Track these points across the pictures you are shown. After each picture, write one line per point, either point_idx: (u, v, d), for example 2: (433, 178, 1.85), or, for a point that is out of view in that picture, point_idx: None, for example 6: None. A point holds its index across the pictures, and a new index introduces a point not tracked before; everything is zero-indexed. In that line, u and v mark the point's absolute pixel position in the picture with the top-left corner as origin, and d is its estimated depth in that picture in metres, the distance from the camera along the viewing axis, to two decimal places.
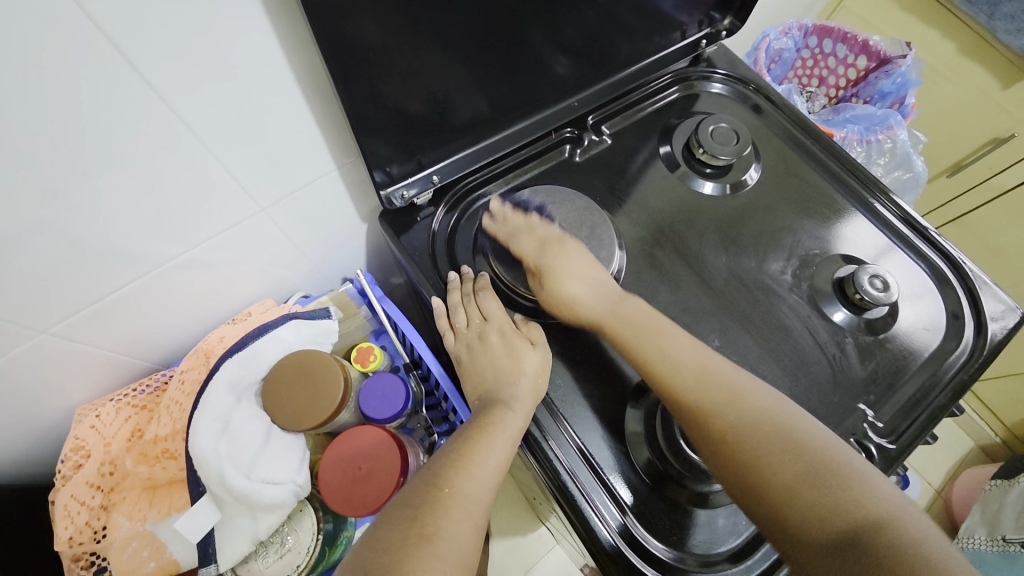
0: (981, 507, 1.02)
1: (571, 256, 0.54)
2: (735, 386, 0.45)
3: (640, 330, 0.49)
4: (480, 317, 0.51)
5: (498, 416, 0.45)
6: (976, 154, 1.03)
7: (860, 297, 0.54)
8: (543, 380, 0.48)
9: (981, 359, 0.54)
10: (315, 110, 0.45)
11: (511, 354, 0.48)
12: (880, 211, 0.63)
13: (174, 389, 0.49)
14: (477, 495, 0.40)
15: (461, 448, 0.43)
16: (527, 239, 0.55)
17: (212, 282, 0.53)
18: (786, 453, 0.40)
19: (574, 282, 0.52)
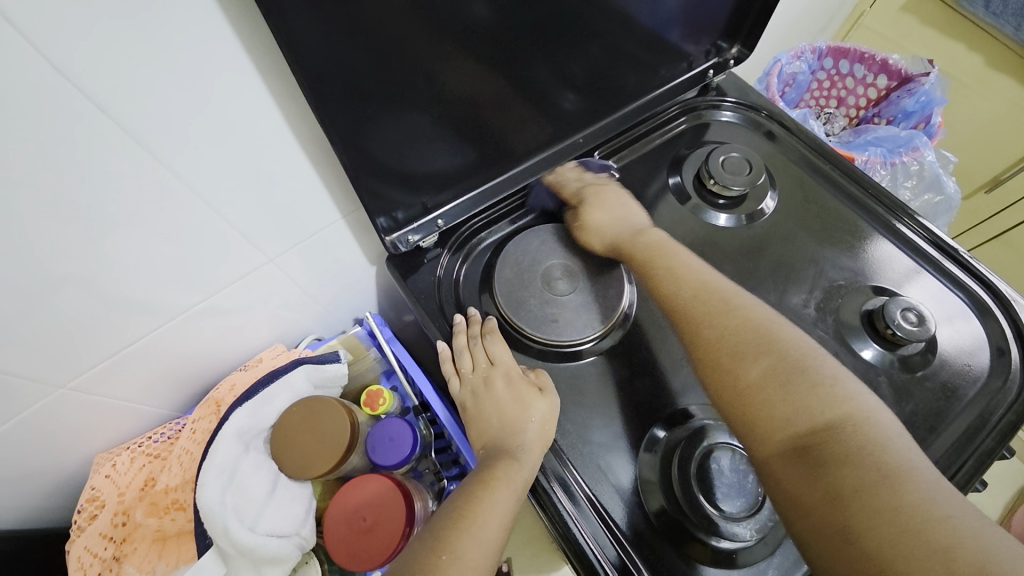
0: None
1: (609, 199, 0.59)
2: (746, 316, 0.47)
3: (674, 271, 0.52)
4: (486, 361, 0.50)
5: (503, 469, 0.43)
6: (1014, 168, 0.97)
7: (892, 332, 0.51)
8: (550, 428, 0.46)
9: None
10: (316, 162, 0.46)
11: (517, 402, 0.47)
12: (909, 236, 0.59)
13: (185, 438, 0.50)
14: (478, 558, 0.39)
15: (464, 505, 0.41)
16: (574, 183, 0.61)
17: (224, 329, 0.54)
18: (768, 357, 0.43)
19: (600, 214, 0.58)
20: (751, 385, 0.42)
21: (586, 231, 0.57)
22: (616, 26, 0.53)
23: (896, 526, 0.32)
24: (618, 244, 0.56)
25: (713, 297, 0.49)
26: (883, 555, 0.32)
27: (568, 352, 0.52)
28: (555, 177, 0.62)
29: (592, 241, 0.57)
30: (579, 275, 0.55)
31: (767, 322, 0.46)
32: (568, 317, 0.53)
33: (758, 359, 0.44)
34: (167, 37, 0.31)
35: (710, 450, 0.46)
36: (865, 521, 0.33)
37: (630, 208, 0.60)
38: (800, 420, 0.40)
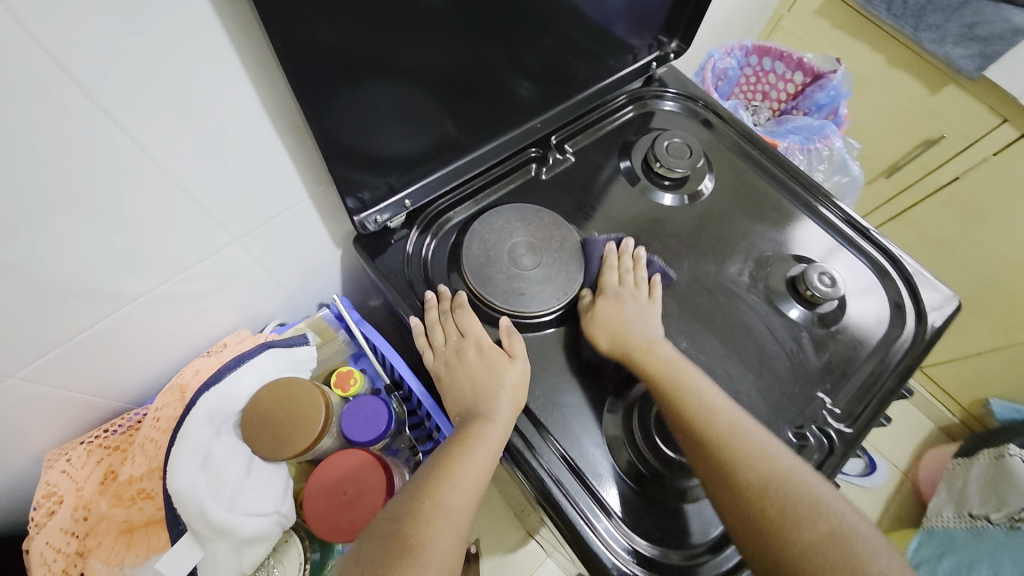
0: (949, 486, 1.19)
1: (631, 302, 0.56)
2: (675, 360, 0.51)
3: (702, 403, 0.47)
4: (457, 334, 0.53)
5: (478, 428, 0.46)
6: (908, 155, 1.12)
7: (810, 293, 0.59)
8: (520, 392, 0.49)
9: (924, 343, 0.58)
10: (283, 138, 0.46)
11: (488, 368, 0.50)
12: (825, 214, 0.68)
13: (147, 427, 0.48)
14: (460, 505, 0.42)
15: (443, 460, 0.44)
16: (616, 276, 0.57)
17: (184, 314, 0.52)
18: (816, 514, 0.40)
19: (619, 313, 0.54)
20: (812, 554, 0.38)
21: (593, 324, 0.54)
22: (568, 18, 0.57)
23: None
24: (621, 345, 0.53)
25: (748, 435, 0.45)
26: None
27: (534, 323, 0.56)
28: (609, 261, 0.59)
29: (598, 336, 0.54)
30: (543, 251, 0.58)
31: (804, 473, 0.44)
32: (533, 289, 0.56)
33: (809, 516, 0.40)
34: (129, 4, 0.31)
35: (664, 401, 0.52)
36: None
37: (651, 319, 0.55)
38: None
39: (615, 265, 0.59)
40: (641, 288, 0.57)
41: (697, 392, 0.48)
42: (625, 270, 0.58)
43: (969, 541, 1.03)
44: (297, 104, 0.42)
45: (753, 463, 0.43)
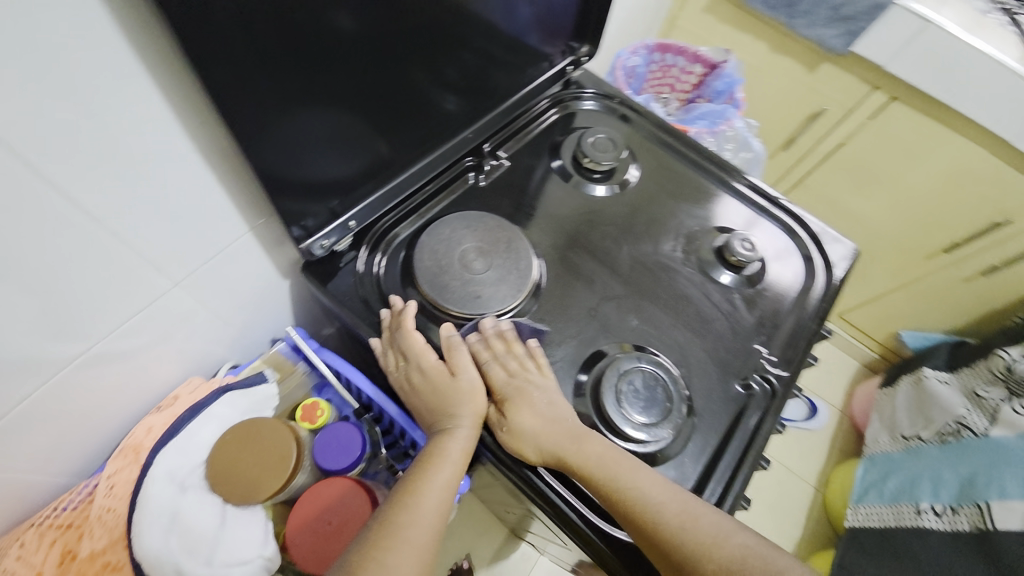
0: (879, 416, 1.35)
1: (534, 394, 0.52)
2: (607, 451, 0.49)
3: (646, 500, 0.46)
4: (404, 355, 0.53)
5: (440, 443, 0.48)
6: (800, 128, 1.26)
7: (736, 259, 0.65)
8: (480, 399, 0.51)
9: (834, 287, 0.67)
10: (218, 173, 0.45)
11: (437, 394, 0.51)
12: (738, 187, 0.75)
13: (101, 496, 0.44)
14: (417, 522, 0.44)
15: (408, 480, 0.47)
16: (500, 369, 0.53)
17: (128, 370, 0.49)
18: None
19: (528, 415, 0.50)
20: None
21: (513, 440, 0.50)
22: (485, 33, 0.60)
23: None
24: (546, 453, 0.49)
25: (699, 521, 0.45)
26: None
27: (493, 323, 0.58)
28: (486, 359, 0.54)
29: (527, 452, 0.49)
30: (491, 253, 0.60)
31: (754, 542, 0.45)
32: (489, 291, 0.58)
33: None
34: (44, 54, 0.30)
35: (625, 373, 0.55)
36: None
37: (554, 402, 0.52)
38: None
39: (495, 354, 0.54)
40: (530, 370, 0.53)
41: (641, 495, 0.46)
42: (504, 357, 0.54)
43: (903, 459, 1.18)
44: (232, 139, 0.42)
45: (708, 552, 0.44)
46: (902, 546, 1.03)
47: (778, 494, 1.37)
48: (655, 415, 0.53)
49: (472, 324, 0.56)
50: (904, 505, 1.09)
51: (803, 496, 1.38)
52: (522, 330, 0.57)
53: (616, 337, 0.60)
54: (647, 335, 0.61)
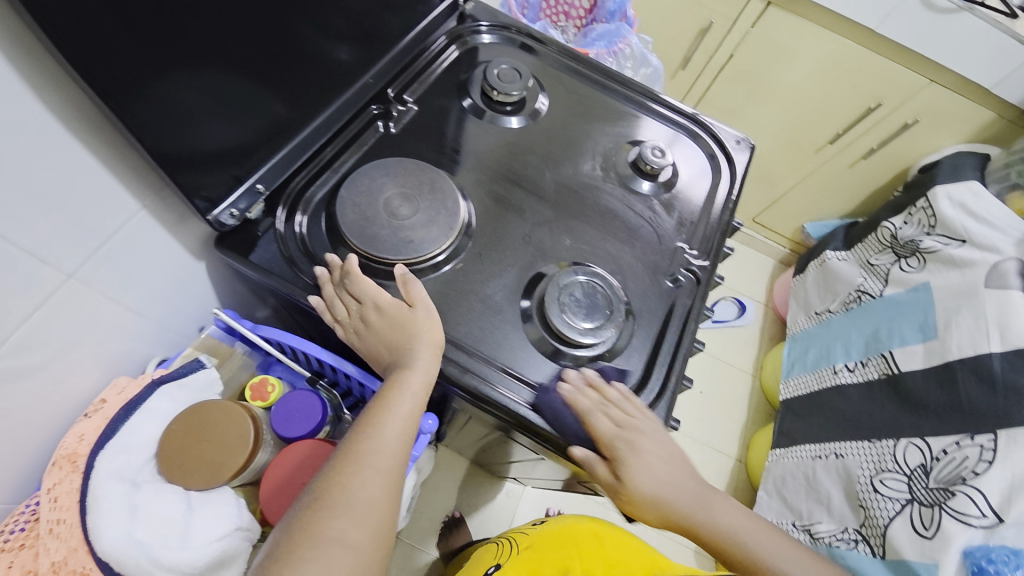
0: (795, 299, 1.51)
1: (645, 443, 0.52)
2: (711, 503, 0.54)
3: (741, 543, 0.53)
4: (356, 302, 0.52)
5: (398, 379, 0.48)
6: (693, 46, 1.31)
7: (650, 167, 0.69)
8: (436, 331, 0.52)
9: (737, 179, 0.74)
10: (97, 151, 0.40)
11: (399, 327, 0.51)
12: (642, 101, 0.78)
13: (45, 511, 0.41)
14: (380, 449, 0.45)
15: (368, 413, 0.47)
16: (603, 420, 0.51)
17: (40, 387, 0.43)
18: None
19: (641, 474, 0.52)
20: None
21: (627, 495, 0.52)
22: None
23: None
24: (663, 511, 0.52)
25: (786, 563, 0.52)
26: None
27: (432, 263, 0.58)
28: (584, 408, 0.52)
29: (635, 505, 0.52)
30: (416, 196, 0.59)
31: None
32: (421, 233, 0.58)
33: None
34: None
35: (565, 287, 0.57)
36: None
37: (660, 446, 0.53)
38: None
39: (595, 403, 0.52)
40: (635, 416, 0.53)
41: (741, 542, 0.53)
42: (609, 406, 0.52)
43: (819, 332, 1.34)
44: (102, 106, 0.37)
45: None
46: (828, 404, 1.19)
47: (723, 388, 1.52)
48: (598, 319, 0.57)
49: (557, 377, 0.55)
50: (824, 370, 1.25)
51: (744, 385, 1.54)
52: (602, 373, 0.56)
53: (553, 258, 0.62)
54: (582, 252, 0.63)
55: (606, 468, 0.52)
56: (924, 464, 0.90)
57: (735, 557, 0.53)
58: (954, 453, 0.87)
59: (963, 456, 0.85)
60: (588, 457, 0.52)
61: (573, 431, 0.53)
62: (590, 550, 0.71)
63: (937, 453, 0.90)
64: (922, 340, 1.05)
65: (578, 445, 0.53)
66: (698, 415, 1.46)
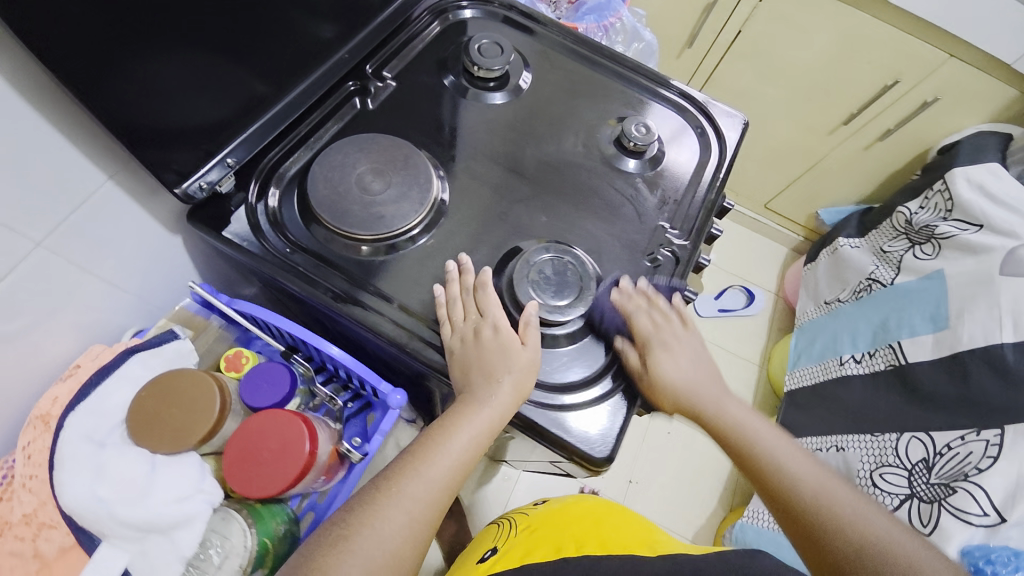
0: (806, 289, 1.45)
1: (677, 347, 0.58)
2: (736, 410, 0.57)
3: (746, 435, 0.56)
4: (476, 312, 0.54)
5: (463, 414, 0.50)
6: (699, 23, 1.26)
7: (633, 144, 0.68)
8: (525, 379, 0.52)
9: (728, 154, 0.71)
10: (58, 123, 0.40)
11: (501, 353, 0.52)
12: (631, 75, 0.76)
13: (19, 467, 0.42)
14: (420, 492, 0.47)
15: (421, 446, 0.50)
16: (646, 319, 0.58)
17: (15, 352, 0.45)
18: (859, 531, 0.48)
19: (668, 365, 0.56)
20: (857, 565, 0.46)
21: (652, 383, 0.55)
22: None
23: None
24: (680, 400, 0.56)
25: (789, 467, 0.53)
26: None
27: (406, 237, 0.58)
28: (630, 308, 0.58)
29: (659, 394, 0.56)
30: (388, 172, 0.59)
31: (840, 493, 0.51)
32: (393, 209, 0.57)
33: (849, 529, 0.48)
34: None
35: (534, 264, 0.56)
36: None
37: (692, 355, 0.59)
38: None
39: (642, 305, 0.58)
40: (672, 323, 0.59)
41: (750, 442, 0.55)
42: (653, 309, 0.59)
43: (826, 322, 1.29)
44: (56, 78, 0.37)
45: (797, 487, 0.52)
46: (831, 396, 1.15)
47: (727, 378, 1.49)
48: (566, 296, 0.56)
49: (611, 283, 0.60)
50: (830, 360, 1.21)
51: (750, 375, 1.50)
52: (655, 286, 0.61)
53: (529, 236, 0.61)
54: (559, 230, 0.62)
55: (638, 358, 0.56)
56: (926, 459, 0.87)
57: (744, 449, 0.55)
58: (959, 447, 0.84)
59: (966, 451, 0.82)
60: (622, 346, 0.56)
61: (620, 317, 0.58)
62: (584, 528, 0.68)
63: (940, 448, 0.86)
64: (933, 331, 1.00)
65: (618, 337, 0.57)
66: None
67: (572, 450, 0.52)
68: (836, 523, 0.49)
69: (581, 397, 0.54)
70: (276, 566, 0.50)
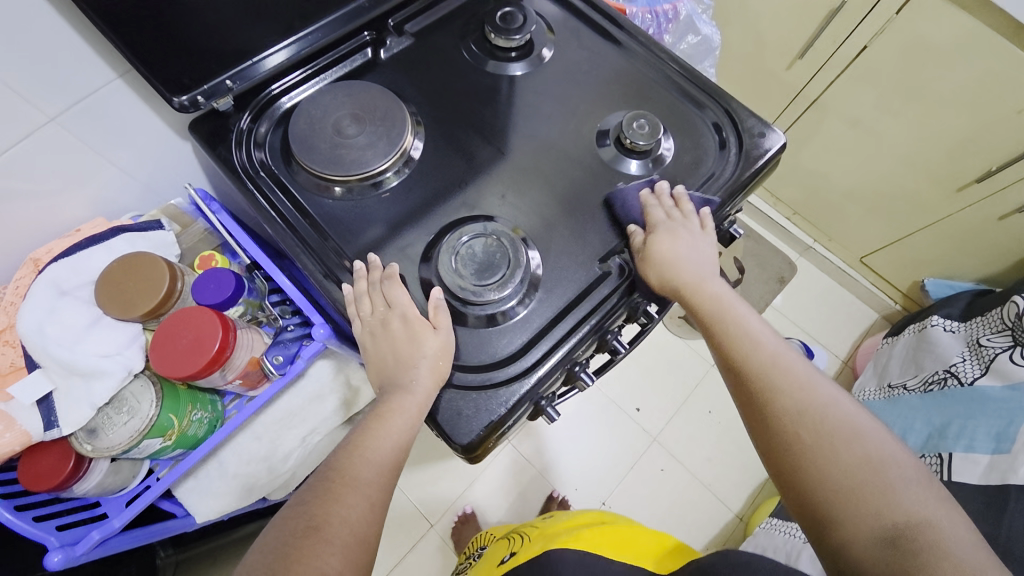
0: (874, 363, 1.22)
1: (683, 235, 0.59)
2: (722, 298, 0.57)
3: (717, 303, 0.56)
4: (384, 304, 0.54)
5: (396, 401, 0.50)
6: (817, 31, 1.08)
7: (631, 143, 0.62)
8: (443, 362, 0.51)
9: (746, 165, 0.63)
10: (77, 26, 0.48)
11: (412, 340, 0.52)
12: (666, 68, 0.70)
13: (8, 293, 0.55)
14: (371, 475, 0.47)
15: (363, 432, 0.49)
16: (661, 212, 0.60)
17: (37, 208, 0.56)
18: (816, 415, 0.47)
19: (668, 248, 0.58)
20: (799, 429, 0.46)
21: (647, 263, 0.58)
22: None
23: (835, 488, 0.43)
24: (671, 280, 0.57)
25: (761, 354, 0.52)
26: (833, 491, 0.43)
27: (371, 184, 0.61)
28: (650, 201, 0.61)
29: (651, 273, 0.58)
30: (365, 122, 0.61)
31: (812, 383, 0.49)
32: (357, 155, 0.60)
33: (805, 406, 0.47)
34: None
35: (460, 239, 0.56)
36: (833, 484, 0.43)
37: (696, 249, 0.59)
38: (835, 464, 0.44)
39: (664, 202, 0.61)
40: (686, 219, 0.59)
41: (722, 328, 0.55)
42: (675, 207, 0.60)
43: (882, 407, 1.08)
44: None
45: (763, 371, 0.51)
46: None
47: None
48: (487, 276, 0.54)
49: (647, 182, 0.63)
50: None
51: None
52: (692, 197, 0.62)
53: (486, 213, 0.60)
54: (519, 214, 0.61)
55: (643, 240, 0.59)
56: None
57: (716, 324, 0.55)
58: None
59: None
60: (633, 233, 0.60)
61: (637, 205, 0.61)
62: (606, 535, 0.68)
63: None
64: (991, 452, 0.84)
65: (631, 224, 0.60)
66: (712, 452, 1.30)
67: (444, 429, 0.51)
68: (813, 415, 0.47)
69: (472, 378, 0.53)
70: (184, 441, 0.58)
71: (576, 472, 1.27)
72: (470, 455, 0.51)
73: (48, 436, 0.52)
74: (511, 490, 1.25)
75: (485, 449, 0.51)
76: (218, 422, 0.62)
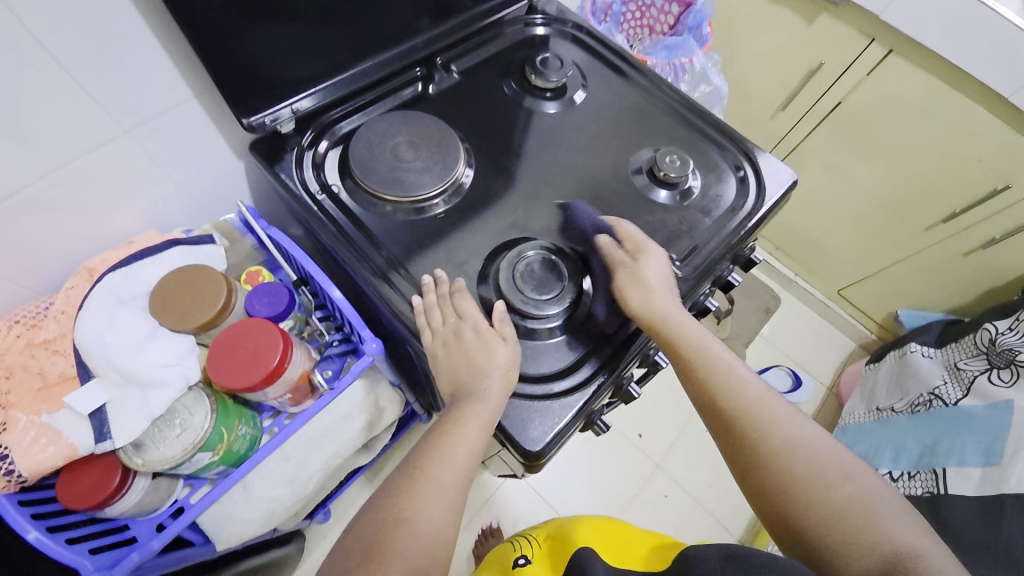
0: (861, 389, 1.27)
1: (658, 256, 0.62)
2: (704, 344, 0.57)
3: (702, 355, 0.57)
4: (454, 316, 0.56)
5: (468, 408, 0.51)
6: (797, 86, 1.22)
7: (664, 174, 0.68)
8: (513, 371, 0.53)
9: (765, 198, 0.70)
10: (169, 48, 0.51)
11: (484, 349, 0.54)
12: (686, 111, 0.77)
13: (59, 302, 0.55)
14: (449, 480, 0.48)
15: (435, 440, 0.50)
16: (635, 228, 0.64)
17: (97, 217, 0.56)
18: (796, 460, 0.50)
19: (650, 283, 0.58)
20: (786, 476, 0.50)
21: (630, 295, 0.58)
22: None
23: (823, 530, 0.47)
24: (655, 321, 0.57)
25: (744, 394, 0.54)
26: (822, 537, 0.47)
27: (423, 205, 0.64)
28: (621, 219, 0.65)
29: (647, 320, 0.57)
30: (421, 147, 0.65)
31: (788, 426, 0.53)
32: (414, 177, 0.63)
33: (788, 450, 0.51)
34: None
35: (517, 257, 0.60)
36: (825, 530, 0.47)
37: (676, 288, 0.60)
38: (820, 510, 0.48)
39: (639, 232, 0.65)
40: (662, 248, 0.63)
41: (708, 374, 0.56)
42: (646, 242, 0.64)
43: (874, 428, 1.14)
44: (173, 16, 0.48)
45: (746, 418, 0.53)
46: None
47: None
48: (544, 290, 0.58)
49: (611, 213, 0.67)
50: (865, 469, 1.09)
51: None
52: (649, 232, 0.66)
53: (534, 234, 0.64)
54: (564, 236, 0.65)
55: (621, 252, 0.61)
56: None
57: (702, 373, 0.56)
58: None
59: None
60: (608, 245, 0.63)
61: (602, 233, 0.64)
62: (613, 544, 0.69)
63: None
64: (982, 465, 0.91)
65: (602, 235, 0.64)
66: (713, 476, 1.33)
67: (510, 436, 0.52)
68: (789, 456, 0.51)
69: (536, 389, 0.55)
70: (229, 457, 0.56)
71: (582, 500, 1.27)
72: (531, 463, 0.52)
73: (99, 448, 0.50)
74: (517, 519, 1.23)
75: (548, 457, 0.52)
76: (259, 439, 0.61)
